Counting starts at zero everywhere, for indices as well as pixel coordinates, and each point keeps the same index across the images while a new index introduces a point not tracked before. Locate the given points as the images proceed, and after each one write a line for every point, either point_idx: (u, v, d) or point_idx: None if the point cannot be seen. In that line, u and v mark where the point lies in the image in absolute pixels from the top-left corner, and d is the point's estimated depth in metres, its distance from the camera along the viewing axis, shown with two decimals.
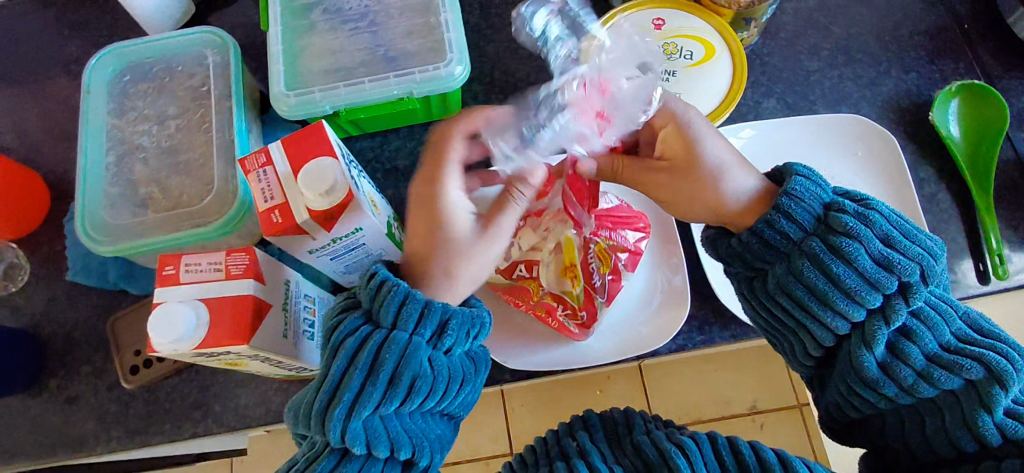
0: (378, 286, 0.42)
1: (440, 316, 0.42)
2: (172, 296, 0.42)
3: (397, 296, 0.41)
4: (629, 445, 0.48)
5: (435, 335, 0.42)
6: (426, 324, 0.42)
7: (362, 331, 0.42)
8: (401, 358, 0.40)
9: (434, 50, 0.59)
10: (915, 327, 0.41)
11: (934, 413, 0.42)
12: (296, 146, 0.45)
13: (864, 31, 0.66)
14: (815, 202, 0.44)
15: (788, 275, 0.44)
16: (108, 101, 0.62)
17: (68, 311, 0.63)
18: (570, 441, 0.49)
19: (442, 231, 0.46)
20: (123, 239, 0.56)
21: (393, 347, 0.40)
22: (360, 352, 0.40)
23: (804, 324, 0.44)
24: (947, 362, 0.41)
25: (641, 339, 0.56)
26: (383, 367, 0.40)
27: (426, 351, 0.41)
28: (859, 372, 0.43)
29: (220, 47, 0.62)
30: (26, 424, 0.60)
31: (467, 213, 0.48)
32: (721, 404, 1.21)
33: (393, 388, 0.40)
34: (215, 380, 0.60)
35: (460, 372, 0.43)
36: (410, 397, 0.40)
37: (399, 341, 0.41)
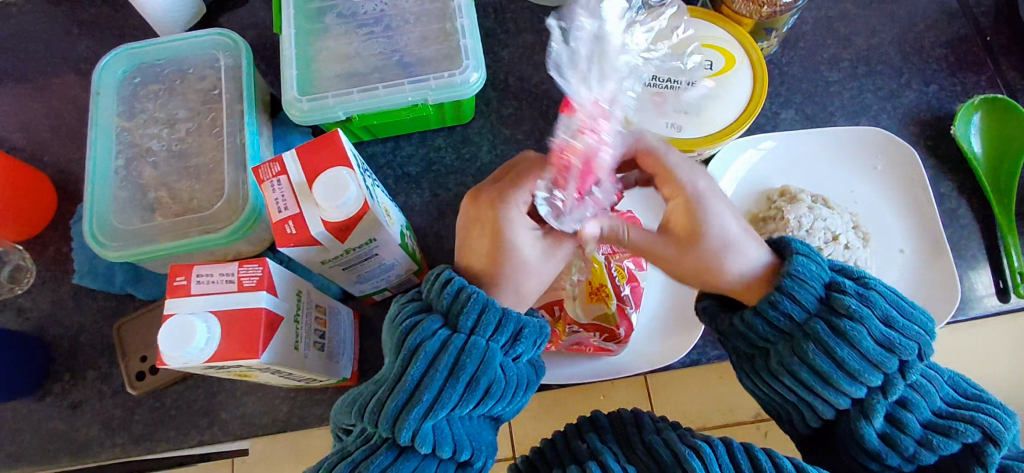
0: (457, 292, 0.42)
1: (515, 324, 0.42)
2: (183, 307, 0.41)
3: (476, 305, 0.41)
4: (641, 446, 0.47)
5: (508, 341, 0.42)
6: (502, 329, 0.41)
7: (440, 336, 0.41)
8: (481, 363, 0.40)
9: (449, 56, 0.58)
10: (913, 399, 0.41)
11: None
12: (311, 155, 0.44)
13: (884, 41, 0.65)
14: (818, 282, 0.42)
15: (793, 355, 0.42)
16: (118, 103, 0.61)
17: (73, 314, 0.62)
18: (581, 444, 0.48)
19: (507, 255, 0.44)
20: (132, 244, 0.56)
21: (472, 352, 0.40)
22: (441, 354, 0.40)
23: (808, 401, 0.42)
24: (947, 429, 0.40)
25: (656, 353, 0.56)
26: (464, 369, 0.40)
27: (500, 357, 0.41)
28: (869, 448, 0.41)
29: (232, 50, 0.62)
30: (30, 429, 0.59)
31: (534, 234, 0.45)
32: (726, 411, 1.19)
33: (468, 393, 0.40)
34: (221, 388, 0.59)
35: (524, 377, 0.43)
36: (483, 401, 0.40)
37: (475, 346, 0.40)
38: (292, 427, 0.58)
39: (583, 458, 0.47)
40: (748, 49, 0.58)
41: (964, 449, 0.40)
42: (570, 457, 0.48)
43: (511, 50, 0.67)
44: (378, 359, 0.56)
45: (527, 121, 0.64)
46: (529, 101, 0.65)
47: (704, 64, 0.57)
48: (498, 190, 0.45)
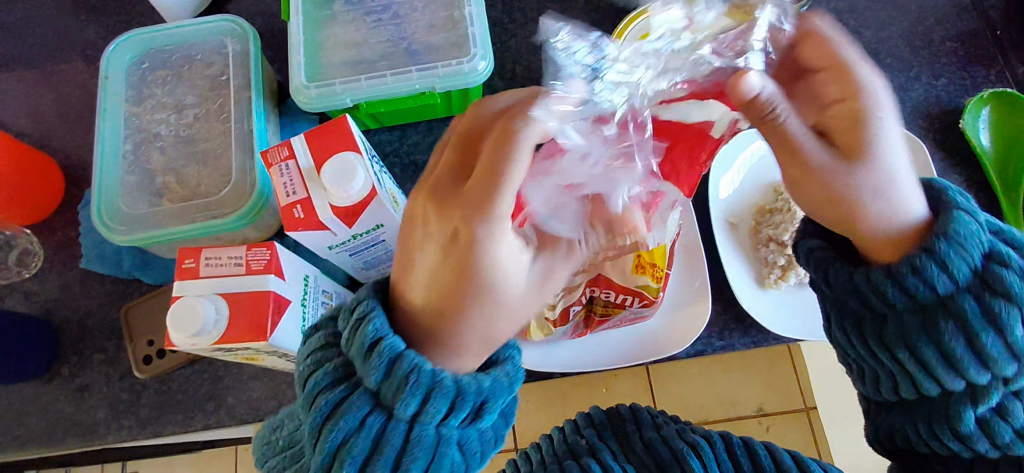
0: (395, 366, 0.33)
1: (473, 402, 0.34)
2: (192, 290, 0.42)
3: (413, 384, 0.32)
4: (638, 442, 0.47)
5: (467, 419, 0.34)
6: (456, 410, 0.33)
7: (374, 430, 0.33)
8: (428, 458, 0.33)
9: (457, 44, 0.58)
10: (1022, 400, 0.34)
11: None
12: (319, 140, 0.44)
13: (894, 34, 0.65)
14: (977, 252, 0.34)
15: (920, 330, 0.35)
16: (126, 88, 0.61)
17: (81, 298, 0.62)
18: (578, 439, 0.48)
19: (484, 276, 0.35)
20: (140, 228, 0.56)
21: (409, 446, 0.32)
22: (366, 453, 0.32)
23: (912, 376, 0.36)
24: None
25: (659, 344, 0.56)
26: (401, 470, 0.32)
27: (457, 440, 0.34)
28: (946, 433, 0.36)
29: (239, 36, 0.62)
30: (37, 411, 0.59)
31: (509, 246, 0.36)
32: (728, 406, 1.20)
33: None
34: (227, 372, 0.59)
35: (488, 454, 0.35)
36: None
37: (424, 438, 0.33)
38: None
39: (579, 452, 0.46)
40: None
41: None
42: (566, 451, 0.47)
43: (518, 40, 0.67)
44: None
45: None
46: None
47: None
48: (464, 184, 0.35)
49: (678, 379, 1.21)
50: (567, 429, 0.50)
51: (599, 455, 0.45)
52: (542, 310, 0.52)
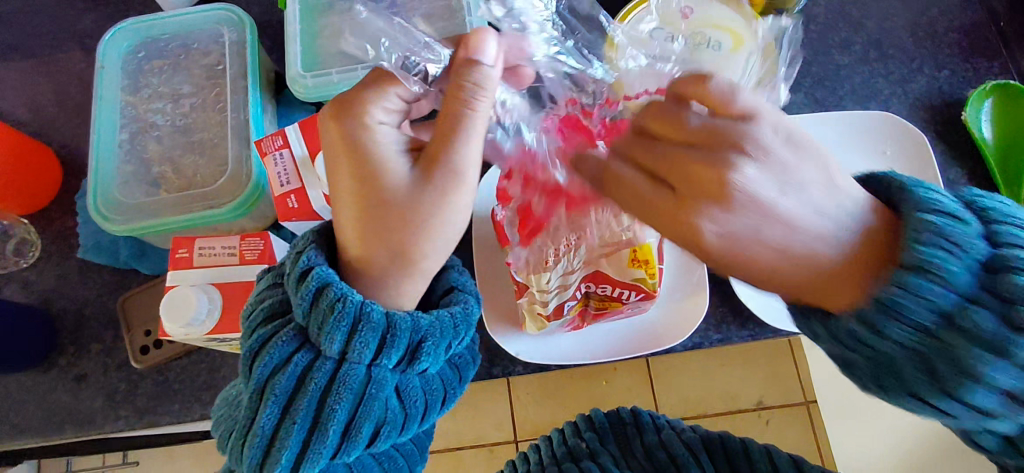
0: (322, 304, 0.37)
1: (399, 343, 0.38)
2: (185, 279, 0.42)
3: (344, 324, 0.37)
4: (639, 446, 0.48)
5: (396, 360, 0.38)
6: (382, 348, 0.38)
7: (300, 363, 0.37)
8: (361, 394, 0.37)
9: (454, 33, 0.58)
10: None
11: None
12: (313, 129, 0.44)
13: (896, 25, 0.64)
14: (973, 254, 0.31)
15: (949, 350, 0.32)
16: (123, 77, 0.61)
17: (79, 288, 0.62)
18: (578, 442, 0.49)
19: (373, 184, 0.39)
20: (136, 217, 0.56)
21: (348, 384, 0.37)
22: (304, 388, 0.37)
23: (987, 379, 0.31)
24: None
25: (657, 336, 0.56)
26: (340, 403, 0.37)
27: (390, 378, 0.38)
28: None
29: (237, 25, 0.61)
30: (35, 400, 0.59)
31: (398, 153, 0.40)
32: (727, 399, 1.19)
33: (348, 429, 0.37)
34: (224, 362, 0.59)
35: (415, 395, 0.40)
36: (361, 433, 0.37)
37: (352, 375, 0.37)
38: None
39: (579, 457, 0.47)
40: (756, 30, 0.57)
41: None
42: (565, 454, 0.48)
43: None
44: None
45: None
46: None
47: (713, 44, 0.56)
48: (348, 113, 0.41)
49: (677, 373, 1.21)
50: (565, 431, 0.50)
51: (599, 460, 0.46)
52: (536, 306, 0.51)
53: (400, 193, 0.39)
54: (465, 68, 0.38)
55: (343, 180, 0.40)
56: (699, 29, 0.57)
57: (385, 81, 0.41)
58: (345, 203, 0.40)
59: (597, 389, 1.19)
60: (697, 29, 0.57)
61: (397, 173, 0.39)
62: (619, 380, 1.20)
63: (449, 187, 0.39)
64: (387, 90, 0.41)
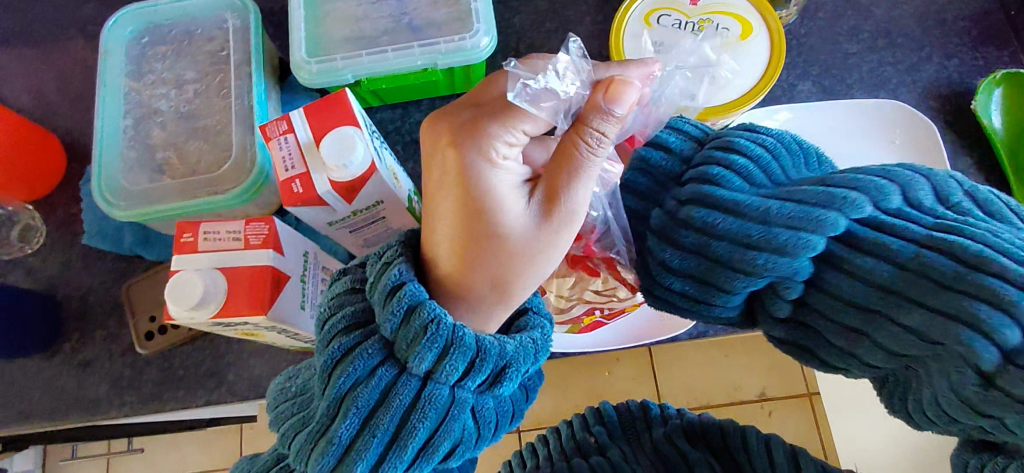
0: (420, 324, 0.36)
1: (488, 366, 0.37)
2: (189, 265, 0.41)
3: (437, 344, 0.35)
4: (648, 441, 0.48)
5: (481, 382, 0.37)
6: (470, 370, 0.36)
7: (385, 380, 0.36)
8: (444, 415, 0.36)
9: (459, 20, 0.57)
10: (862, 266, 0.33)
11: (927, 377, 0.33)
12: (318, 114, 0.43)
13: (906, 13, 0.63)
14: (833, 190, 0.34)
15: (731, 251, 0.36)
16: (126, 63, 0.61)
17: (84, 274, 0.63)
18: (588, 436, 0.49)
19: (490, 222, 0.38)
20: (140, 204, 0.56)
21: (432, 404, 0.36)
22: (386, 404, 0.35)
23: (692, 306, 0.40)
24: (936, 337, 0.31)
25: (660, 326, 0.56)
26: (422, 423, 0.35)
27: (471, 399, 0.37)
28: (789, 340, 0.38)
29: (240, 11, 0.61)
30: (40, 386, 0.60)
31: (515, 190, 0.39)
32: (731, 390, 1.19)
33: (425, 448, 0.36)
34: (229, 349, 0.59)
35: (495, 417, 0.39)
36: (442, 451, 0.36)
37: (437, 395, 0.36)
38: None
39: (589, 452, 0.48)
40: (766, 18, 0.56)
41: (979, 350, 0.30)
42: (575, 447, 0.49)
43: (522, 17, 0.67)
44: None
45: None
46: None
47: (720, 32, 0.55)
48: (465, 142, 0.38)
49: (682, 363, 1.21)
50: (577, 424, 0.51)
51: (608, 453, 0.47)
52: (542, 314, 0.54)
53: (516, 232, 0.39)
54: (596, 112, 0.38)
55: (444, 200, 0.39)
56: (706, 17, 0.56)
57: (512, 117, 0.39)
58: (446, 223, 0.39)
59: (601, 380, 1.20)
60: (705, 16, 0.56)
61: (513, 211, 0.39)
62: (622, 370, 1.21)
63: (561, 226, 0.40)
64: (511, 124, 0.39)
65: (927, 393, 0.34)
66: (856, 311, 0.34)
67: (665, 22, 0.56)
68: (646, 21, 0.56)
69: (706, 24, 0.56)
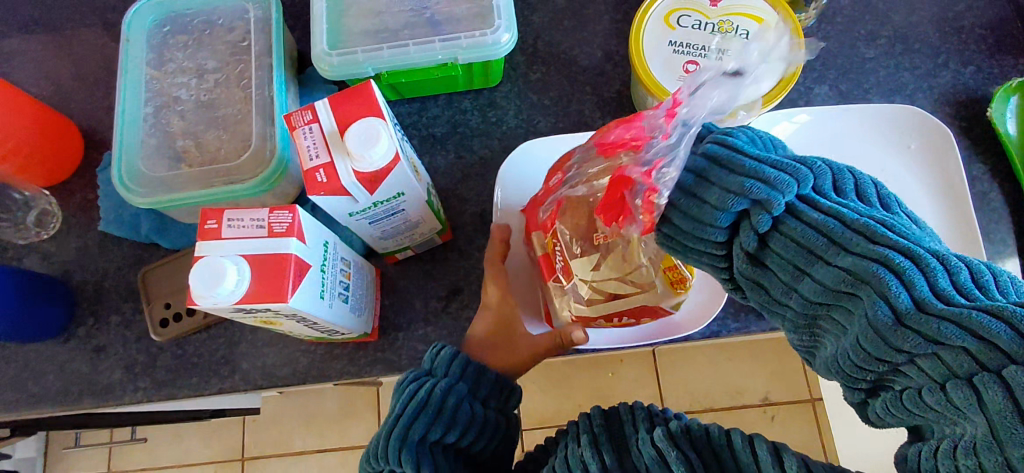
0: (437, 352, 0.49)
1: (478, 369, 0.48)
2: (213, 250, 0.41)
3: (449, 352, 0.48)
4: (634, 447, 0.44)
5: (473, 385, 0.48)
6: (469, 372, 0.48)
7: (413, 388, 0.46)
8: (449, 396, 0.46)
9: (481, 15, 0.58)
10: (814, 217, 0.34)
11: (849, 323, 0.34)
12: (343, 105, 0.44)
13: (924, 19, 0.64)
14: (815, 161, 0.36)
15: (722, 179, 0.36)
16: (147, 51, 0.61)
17: (99, 260, 0.63)
18: (575, 450, 0.45)
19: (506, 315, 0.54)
20: (159, 191, 0.56)
21: (442, 387, 0.46)
22: (417, 391, 0.46)
23: (687, 228, 0.38)
24: (862, 273, 0.32)
25: (671, 326, 0.56)
26: (435, 398, 0.45)
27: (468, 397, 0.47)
28: (748, 279, 0.37)
29: (262, 2, 0.61)
30: (55, 370, 0.60)
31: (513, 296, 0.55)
32: (732, 394, 1.20)
33: (438, 417, 0.44)
34: (243, 338, 0.59)
35: (494, 418, 0.47)
36: (450, 428, 0.44)
37: (444, 384, 0.46)
38: (310, 380, 0.59)
39: (575, 468, 0.44)
40: (786, 20, 0.55)
41: (912, 299, 0.31)
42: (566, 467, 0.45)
43: (541, 15, 0.67)
44: (397, 315, 0.59)
45: (555, 87, 0.65)
46: (557, 68, 0.66)
47: (740, 34, 0.56)
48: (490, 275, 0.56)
49: (685, 365, 1.21)
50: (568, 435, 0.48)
51: None
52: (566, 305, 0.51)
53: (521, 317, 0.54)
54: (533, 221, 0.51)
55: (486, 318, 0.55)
56: (725, 18, 0.56)
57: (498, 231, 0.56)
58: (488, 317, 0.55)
59: (604, 380, 1.21)
60: (724, 18, 0.56)
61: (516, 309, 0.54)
62: (626, 371, 1.21)
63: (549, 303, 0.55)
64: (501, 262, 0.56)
65: (847, 343, 0.34)
66: (799, 249, 0.34)
67: (684, 23, 0.56)
68: (666, 21, 0.57)
69: (725, 26, 0.56)
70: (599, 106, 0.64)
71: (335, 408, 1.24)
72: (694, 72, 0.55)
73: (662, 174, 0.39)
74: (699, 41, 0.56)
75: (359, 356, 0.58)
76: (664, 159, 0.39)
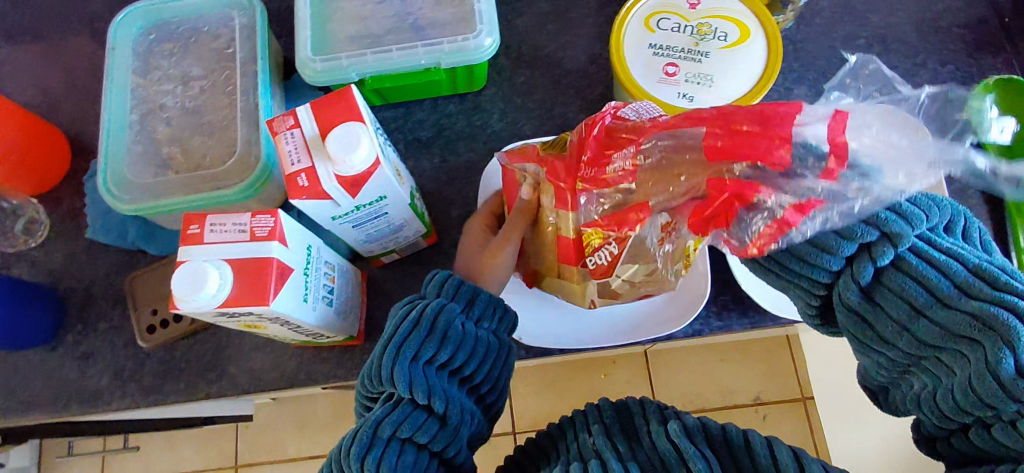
0: (430, 279, 0.49)
1: (470, 291, 0.48)
2: (195, 254, 0.42)
3: (442, 277, 0.48)
4: (646, 437, 0.46)
5: (467, 307, 0.48)
6: (460, 294, 0.48)
7: (406, 310, 0.46)
8: (441, 314, 0.45)
9: (463, 20, 0.58)
10: (939, 260, 0.36)
11: (961, 366, 0.35)
12: (324, 110, 0.44)
13: (902, 20, 0.65)
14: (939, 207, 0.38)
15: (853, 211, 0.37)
16: (133, 58, 0.62)
17: (87, 267, 0.63)
18: (586, 438, 0.48)
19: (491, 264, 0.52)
20: (144, 197, 0.56)
21: (433, 307, 0.46)
22: (410, 313, 0.46)
23: (799, 252, 0.38)
24: (991, 320, 0.34)
25: (649, 324, 0.57)
26: (427, 316, 0.45)
27: (462, 318, 0.46)
28: (854, 313, 0.38)
29: (247, 10, 0.62)
30: (43, 377, 0.60)
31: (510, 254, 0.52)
32: (725, 394, 1.20)
33: (430, 335, 0.44)
34: (230, 342, 0.60)
35: (488, 340, 0.47)
36: (443, 346, 0.44)
37: (435, 304, 0.46)
38: (297, 384, 0.59)
39: (588, 454, 0.46)
40: (764, 23, 0.56)
41: None
42: (577, 453, 0.47)
43: (525, 19, 0.68)
44: (384, 318, 0.60)
45: (539, 90, 0.66)
46: (541, 71, 0.67)
47: (718, 36, 0.56)
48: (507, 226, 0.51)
49: (678, 365, 1.22)
50: (577, 424, 0.50)
51: (604, 457, 0.45)
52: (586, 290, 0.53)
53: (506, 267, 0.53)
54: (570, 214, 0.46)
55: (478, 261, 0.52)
56: (704, 21, 0.57)
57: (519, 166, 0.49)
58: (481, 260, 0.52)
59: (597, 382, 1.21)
60: (703, 20, 0.57)
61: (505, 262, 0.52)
62: (619, 372, 1.21)
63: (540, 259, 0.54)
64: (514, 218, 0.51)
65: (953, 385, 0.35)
66: (923, 287, 0.36)
67: (665, 26, 0.57)
68: (647, 24, 0.57)
69: (704, 29, 0.57)
70: (583, 109, 0.65)
71: (329, 413, 1.25)
72: (675, 74, 0.55)
73: (813, 216, 0.36)
74: (679, 44, 0.56)
75: (346, 359, 0.59)
76: (818, 197, 0.35)
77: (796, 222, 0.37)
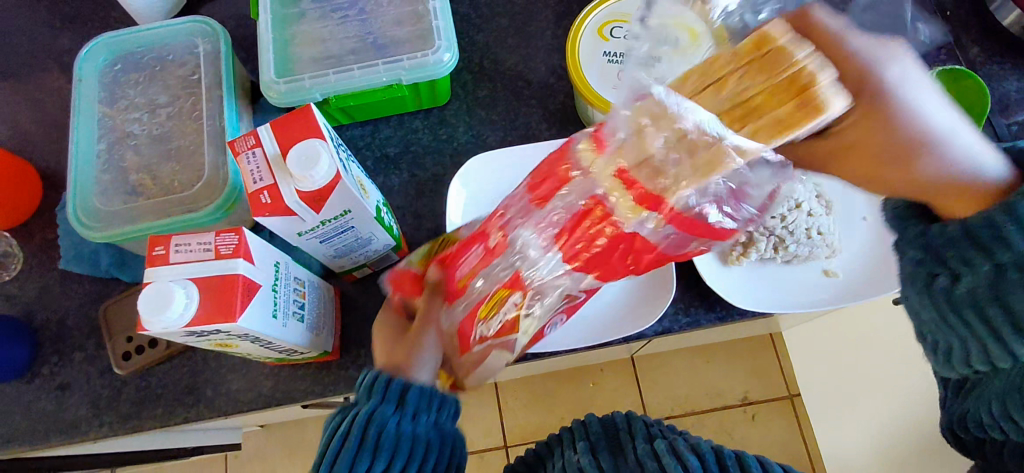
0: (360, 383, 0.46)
1: (400, 388, 0.44)
2: (161, 275, 0.42)
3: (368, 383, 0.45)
4: (632, 455, 0.48)
5: (400, 406, 0.44)
6: (391, 392, 0.44)
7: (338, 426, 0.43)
8: (367, 429, 0.42)
9: (422, 37, 0.60)
10: None
11: None
12: (285, 129, 0.45)
13: None
14: None
15: None
16: (100, 90, 0.62)
17: (60, 298, 0.63)
18: (571, 455, 0.49)
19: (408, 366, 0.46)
20: (114, 224, 0.57)
21: (358, 422, 0.42)
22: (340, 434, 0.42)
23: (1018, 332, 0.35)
24: None
25: (619, 323, 0.58)
26: (355, 435, 0.42)
27: (392, 421, 0.43)
28: None
29: (211, 37, 0.63)
30: (18, 411, 0.60)
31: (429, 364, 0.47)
32: (712, 395, 1.21)
33: (361, 459, 0.41)
34: (207, 366, 0.60)
35: (431, 439, 0.44)
36: (381, 463, 0.41)
37: (358, 420, 0.42)
38: (275, 403, 0.59)
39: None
40: None
41: None
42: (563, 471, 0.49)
43: (485, 34, 0.70)
44: (358, 333, 0.60)
45: (502, 102, 0.67)
46: (503, 83, 0.68)
47: None
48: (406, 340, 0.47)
49: (663, 370, 1.23)
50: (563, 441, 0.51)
51: None
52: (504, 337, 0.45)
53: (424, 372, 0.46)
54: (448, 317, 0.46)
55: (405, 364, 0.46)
56: None
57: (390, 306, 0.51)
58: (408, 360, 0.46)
59: (586, 392, 1.22)
60: None
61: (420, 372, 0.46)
62: (607, 381, 1.22)
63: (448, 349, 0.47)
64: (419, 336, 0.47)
65: None
66: None
67: (617, 34, 0.60)
68: (599, 33, 0.60)
69: None
70: (545, 118, 0.67)
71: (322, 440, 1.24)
72: None
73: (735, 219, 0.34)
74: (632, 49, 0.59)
75: (322, 376, 0.59)
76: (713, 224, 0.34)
77: (704, 220, 0.33)
